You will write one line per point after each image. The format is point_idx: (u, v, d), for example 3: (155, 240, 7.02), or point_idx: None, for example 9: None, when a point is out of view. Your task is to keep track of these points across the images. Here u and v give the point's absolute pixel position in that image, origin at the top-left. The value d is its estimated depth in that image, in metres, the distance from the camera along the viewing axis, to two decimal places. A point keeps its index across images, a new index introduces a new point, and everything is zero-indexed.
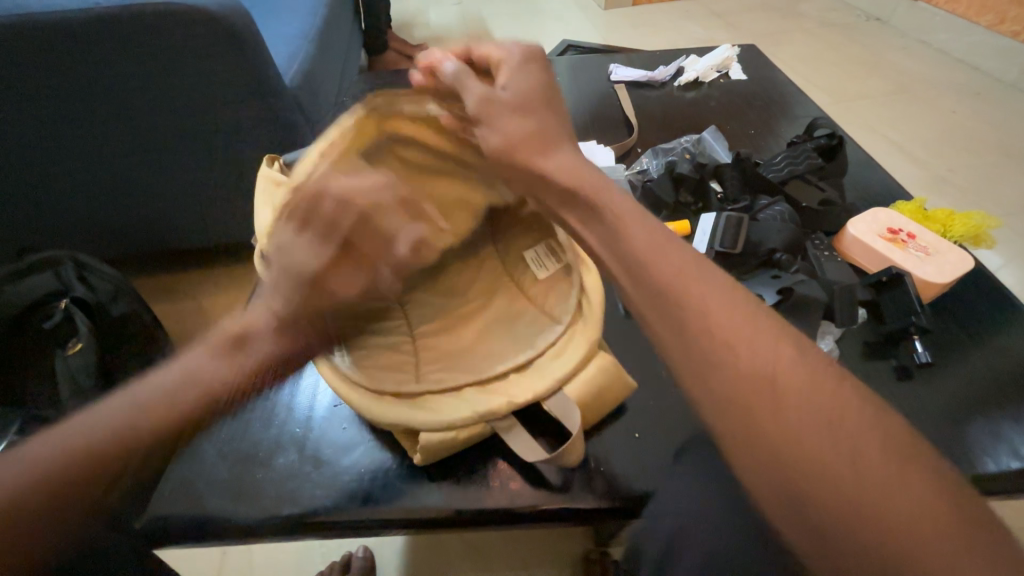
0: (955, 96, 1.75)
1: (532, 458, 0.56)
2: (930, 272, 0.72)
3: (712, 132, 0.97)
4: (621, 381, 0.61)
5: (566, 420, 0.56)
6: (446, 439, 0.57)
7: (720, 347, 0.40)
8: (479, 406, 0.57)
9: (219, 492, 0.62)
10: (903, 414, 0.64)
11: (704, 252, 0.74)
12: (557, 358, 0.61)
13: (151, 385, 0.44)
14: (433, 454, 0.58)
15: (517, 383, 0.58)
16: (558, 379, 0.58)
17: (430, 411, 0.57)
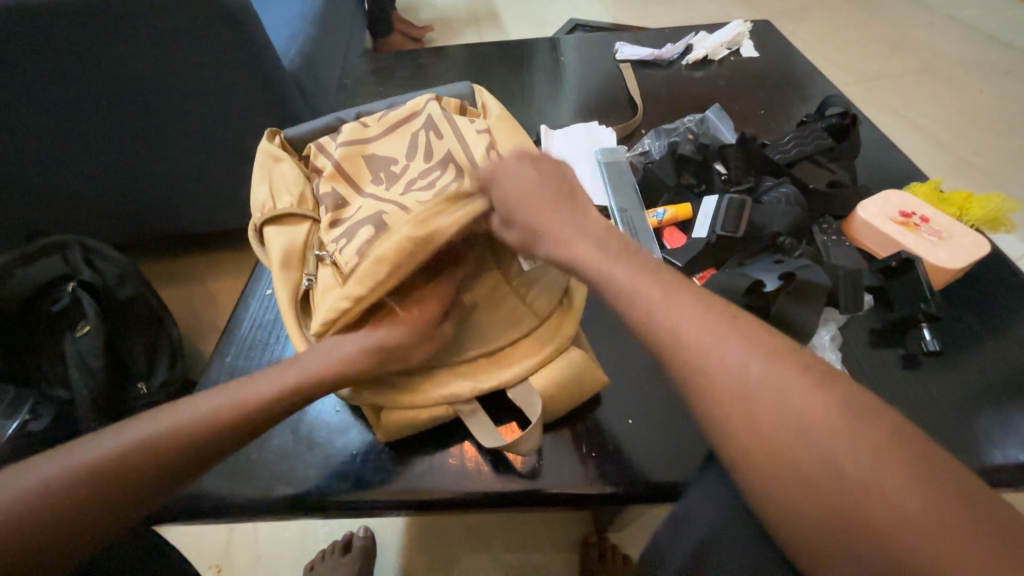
0: (984, 75, 1.67)
1: (488, 445, 0.54)
2: (943, 257, 0.69)
3: (716, 111, 0.94)
4: (593, 371, 0.59)
5: (527, 409, 0.56)
6: (406, 417, 0.57)
7: (707, 348, 0.38)
8: (443, 389, 0.57)
9: (215, 471, 0.62)
10: (908, 404, 0.62)
11: (705, 237, 0.72)
12: (530, 348, 0.59)
13: (204, 404, 0.46)
14: (392, 431, 0.59)
15: (486, 370, 0.58)
16: (527, 368, 0.57)
17: (397, 391, 0.57)
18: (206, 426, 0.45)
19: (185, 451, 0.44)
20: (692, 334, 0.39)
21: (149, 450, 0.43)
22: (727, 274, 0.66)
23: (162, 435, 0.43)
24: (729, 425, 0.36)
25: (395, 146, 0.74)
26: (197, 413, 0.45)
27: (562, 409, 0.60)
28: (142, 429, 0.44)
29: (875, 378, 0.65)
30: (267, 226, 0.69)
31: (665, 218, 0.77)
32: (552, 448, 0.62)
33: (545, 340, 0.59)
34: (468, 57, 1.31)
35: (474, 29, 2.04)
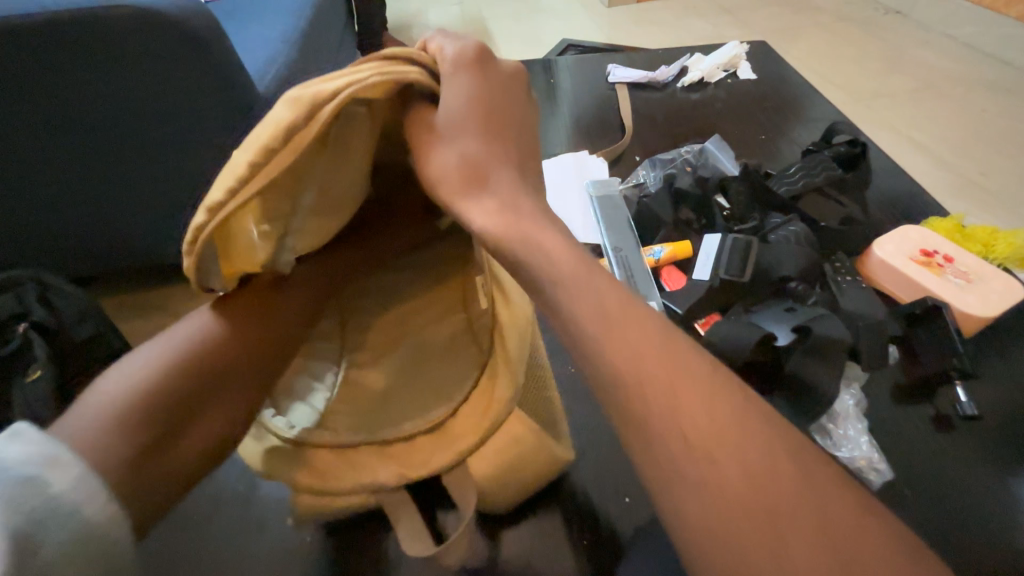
0: (986, 93, 1.63)
1: (408, 550, 0.46)
2: (972, 303, 0.62)
3: (716, 140, 0.88)
4: (546, 450, 0.51)
5: (460, 502, 0.48)
6: (318, 505, 0.49)
7: (694, 454, 0.31)
8: (362, 477, 0.48)
9: (145, 562, 0.54)
10: (947, 473, 0.54)
11: (707, 280, 0.65)
12: (472, 422, 0.51)
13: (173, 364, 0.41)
14: (310, 516, 0.50)
15: (422, 454, 0.50)
16: (466, 449, 0.49)
17: (308, 473, 0.48)
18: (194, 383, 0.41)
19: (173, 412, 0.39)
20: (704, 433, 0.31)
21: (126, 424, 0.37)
22: (734, 324, 0.59)
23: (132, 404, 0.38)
24: (731, 525, 0.29)
25: None
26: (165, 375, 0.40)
27: (511, 498, 0.52)
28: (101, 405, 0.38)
29: (901, 440, 0.57)
30: None
31: (663, 258, 0.71)
32: (517, 521, 0.55)
33: (481, 404, 0.51)
34: None
35: None
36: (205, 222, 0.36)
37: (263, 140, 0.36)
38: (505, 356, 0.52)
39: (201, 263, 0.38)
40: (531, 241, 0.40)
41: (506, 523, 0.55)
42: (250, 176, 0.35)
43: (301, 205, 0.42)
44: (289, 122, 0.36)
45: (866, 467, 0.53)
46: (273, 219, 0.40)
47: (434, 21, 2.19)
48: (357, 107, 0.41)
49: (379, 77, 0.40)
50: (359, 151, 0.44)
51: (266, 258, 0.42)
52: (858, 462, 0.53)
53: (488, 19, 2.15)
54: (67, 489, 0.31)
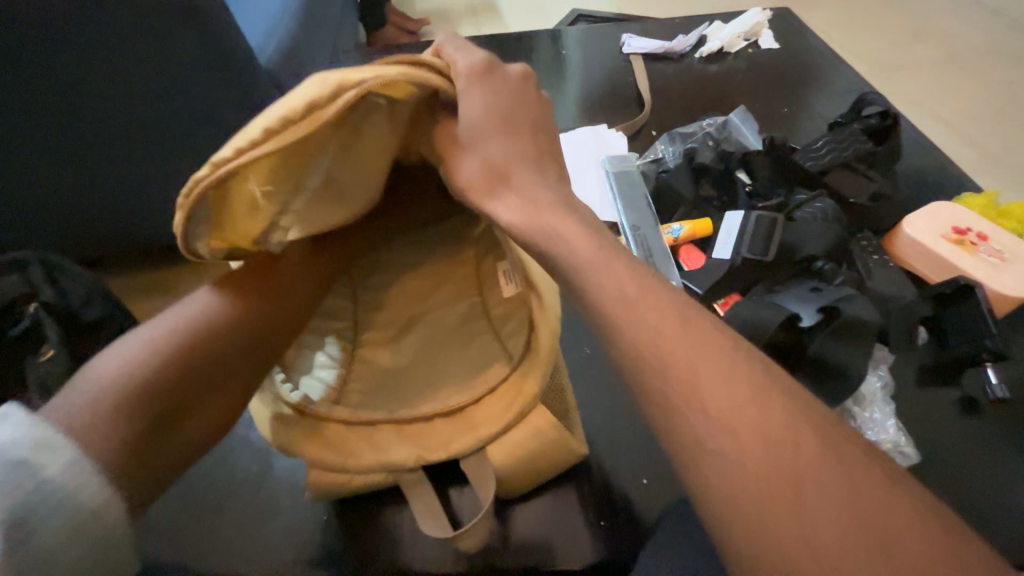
0: (1015, 63, 1.55)
1: (428, 529, 0.46)
2: (1006, 283, 0.59)
3: (739, 112, 0.84)
4: (563, 447, 0.50)
5: (479, 489, 0.48)
6: (339, 483, 0.48)
7: (717, 429, 0.30)
8: (381, 455, 0.49)
9: (163, 540, 0.54)
10: (973, 457, 0.53)
11: (728, 258, 0.63)
12: (494, 411, 0.50)
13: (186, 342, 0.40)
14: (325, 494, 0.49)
15: (437, 435, 0.50)
16: (483, 437, 0.49)
17: (326, 447, 0.48)
18: (207, 365, 0.41)
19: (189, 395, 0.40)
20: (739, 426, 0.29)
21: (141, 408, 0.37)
22: (755, 304, 0.57)
23: (144, 386, 0.38)
24: (760, 510, 0.28)
25: None
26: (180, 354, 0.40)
27: (522, 485, 0.52)
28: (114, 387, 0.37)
29: (927, 423, 0.55)
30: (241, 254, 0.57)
31: (682, 236, 0.68)
32: (528, 501, 0.55)
33: (504, 397, 0.51)
34: None
35: (471, 21, 1.93)
36: (207, 174, 0.34)
37: (282, 112, 0.35)
38: (536, 356, 0.51)
39: (197, 210, 0.36)
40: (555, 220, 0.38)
41: (519, 503, 0.55)
42: (263, 140, 0.34)
43: (308, 183, 0.40)
44: (308, 100, 0.35)
45: (893, 450, 0.52)
46: (278, 182, 0.38)
47: None
48: (379, 101, 0.39)
49: (397, 72, 0.38)
50: (377, 143, 0.42)
51: (258, 232, 0.41)
52: (884, 446, 0.52)
53: None
54: (61, 472, 0.32)
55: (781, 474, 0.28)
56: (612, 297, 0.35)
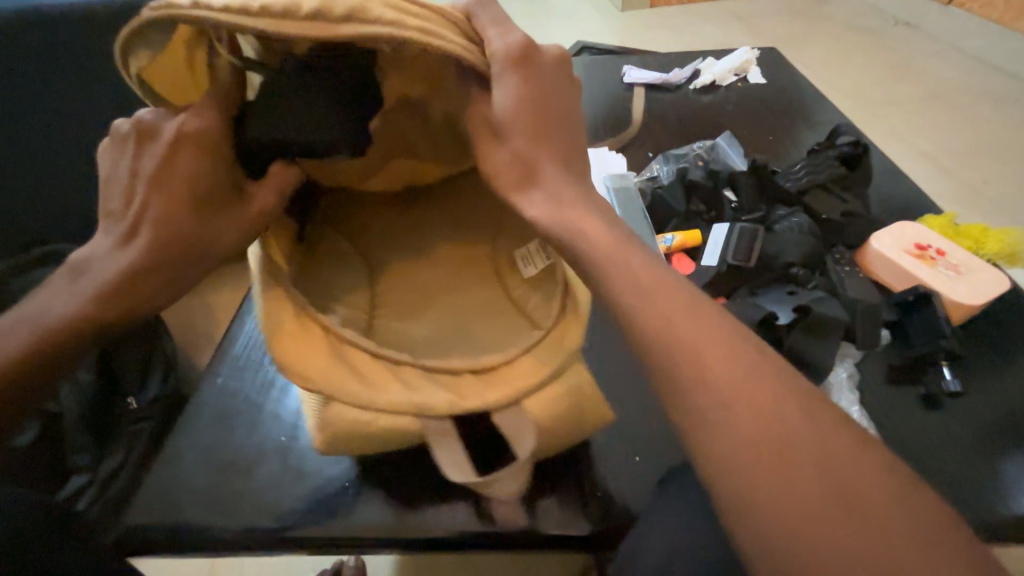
0: (988, 105, 1.67)
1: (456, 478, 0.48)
2: (960, 292, 0.67)
3: (727, 137, 0.93)
4: (575, 433, 0.55)
5: (515, 443, 0.49)
6: (360, 422, 0.50)
7: (703, 394, 0.36)
8: (413, 396, 0.49)
9: (196, 501, 0.60)
10: (929, 444, 0.60)
11: (716, 266, 0.70)
12: (527, 366, 0.51)
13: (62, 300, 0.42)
14: (339, 435, 0.51)
15: (469, 385, 0.51)
16: (520, 389, 0.50)
17: (354, 381, 0.49)
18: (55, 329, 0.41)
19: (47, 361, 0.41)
20: (715, 379, 0.36)
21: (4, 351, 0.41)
22: (738, 305, 0.64)
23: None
24: (750, 469, 0.33)
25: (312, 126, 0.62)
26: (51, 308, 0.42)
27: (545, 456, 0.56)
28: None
29: (890, 413, 0.62)
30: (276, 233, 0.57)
31: (674, 244, 0.76)
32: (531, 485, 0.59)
33: (533, 353, 0.52)
34: None
35: None
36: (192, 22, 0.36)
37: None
38: (574, 316, 0.52)
39: (142, 28, 0.38)
40: (578, 223, 0.44)
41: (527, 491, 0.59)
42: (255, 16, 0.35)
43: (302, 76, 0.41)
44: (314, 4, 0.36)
45: None
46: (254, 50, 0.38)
47: None
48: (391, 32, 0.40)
49: (406, 36, 0.38)
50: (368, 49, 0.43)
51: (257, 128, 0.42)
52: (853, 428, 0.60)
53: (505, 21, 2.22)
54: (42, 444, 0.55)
55: (745, 419, 0.35)
56: (631, 281, 0.41)
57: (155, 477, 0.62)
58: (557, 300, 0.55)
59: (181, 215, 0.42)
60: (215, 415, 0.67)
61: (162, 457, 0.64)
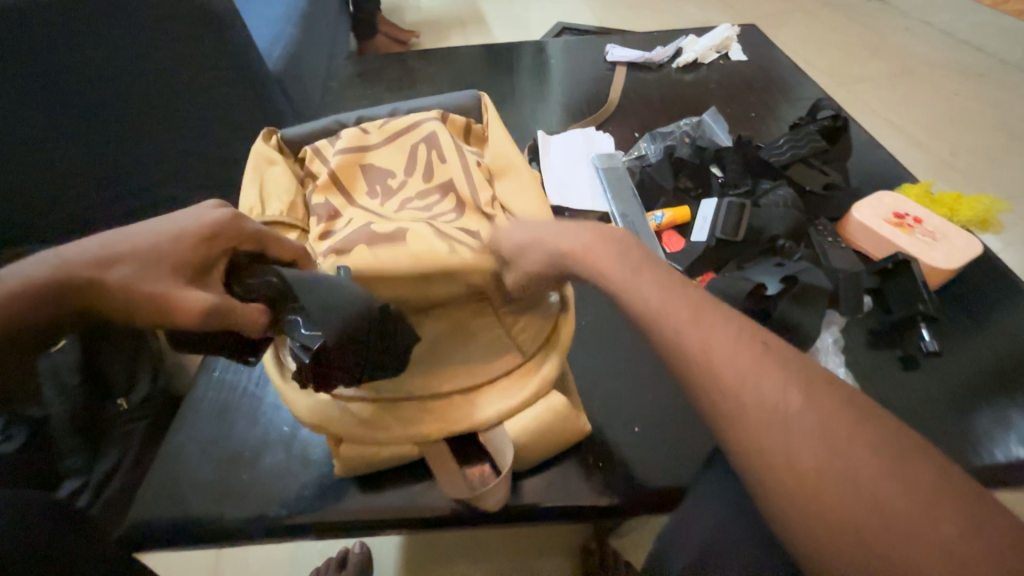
0: (958, 77, 1.71)
1: (452, 493, 0.53)
2: (936, 258, 0.69)
3: (712, 114, 0.94)
4: (573, 415, 0.56)
5: (498, 456, 0.54)
6: (368, 454, 0.56)
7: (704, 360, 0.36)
8: (408, 428, 0.55)
9: (202, 493, 0.60)
10: (910, 402, 0.63)
11: (705, 240, 0.72)
12: (508, 387, 0.56)
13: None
14: (353, 465, 0.57)
15: (457, 411, 0.55)
16: (501, 411, 0.55)
17: (358, 425, 0.55)
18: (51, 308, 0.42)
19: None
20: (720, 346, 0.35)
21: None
22: (728, 278, 0.66)
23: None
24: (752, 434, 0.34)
25: (394, 157, 0.79)
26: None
27: (538, 456, 0.58)
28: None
29: (874, 375, 0.65)
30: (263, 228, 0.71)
31: (664, 222, 0.77)
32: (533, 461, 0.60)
33: (515, 378, 0.57)
34: (458, 62, 1.29)
35: (462, 32, 2.03)
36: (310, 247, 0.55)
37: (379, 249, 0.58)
38: (553, 345, 0.59)
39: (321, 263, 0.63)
40: None
41: (525, 473, 0.60)
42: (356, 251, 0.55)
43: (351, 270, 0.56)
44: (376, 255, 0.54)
45: None
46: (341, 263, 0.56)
47: (428, 4, 2.21)
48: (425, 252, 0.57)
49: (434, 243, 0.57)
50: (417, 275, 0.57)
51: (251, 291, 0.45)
52: None
53: (482, 3, 2.18)
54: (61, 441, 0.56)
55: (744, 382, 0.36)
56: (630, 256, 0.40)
57: (155, 471, 0.62)
58: (542, 334, 0.59)
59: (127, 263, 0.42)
60: (215, 409, 0.67)
61: (162, 453, 0.63)
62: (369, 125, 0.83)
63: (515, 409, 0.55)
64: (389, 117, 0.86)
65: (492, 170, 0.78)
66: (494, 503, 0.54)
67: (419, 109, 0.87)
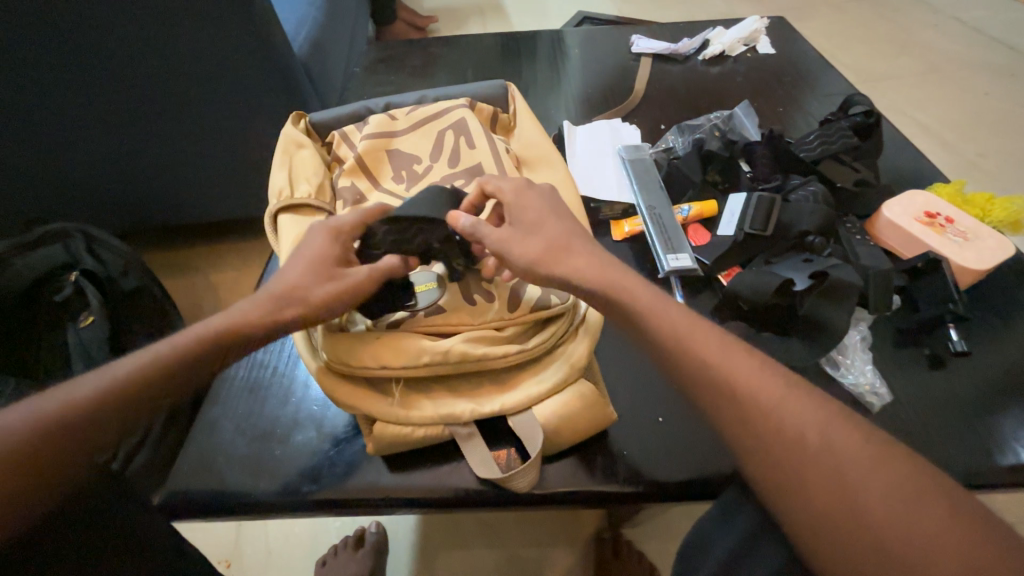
0: (989, 77, 1.67)
1: (482, 473, 0.54)
2: (968, 258, 0.69)
3: (743, 108, 0.94)
4: (601, 406, 0.57)
5: (527, 441, 0.55)
6: (400, 434, 0.56)
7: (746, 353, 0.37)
8: (441, 408, 0.56)
9: (236, 467, 0.62)
10: (937, 402, 0.63)
11: (732, 235, 0.72)
12: (538, 376, 0.57)
13: (75, 387, 0.41)
14: (383, 445, 0.57)
15: (488, 394, 0.57)
16: (531, 397, 0.56)
17: (390, 403, 0.56)
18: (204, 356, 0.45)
19: (74, 439, 0.38)
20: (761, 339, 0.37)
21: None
22: (755, 273, 0.66)
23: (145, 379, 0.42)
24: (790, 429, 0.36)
25: (422, 143, 0.79)
26: (69, 401, 0.40)
27: (562, 444, 0.59)
28: (120, 374, 0.42)
29: (899, 373, 0.65)
30: (282, 212, 0.71)
31: (691, 215, 0.77)
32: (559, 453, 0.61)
33: (548, 369, 0.58)
34: (482, 49, 1.29)
35: (480, 19, 2.01)
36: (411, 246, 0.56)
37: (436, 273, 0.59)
38: (584, 336, 0.59)
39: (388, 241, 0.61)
40: None
41: (549, 458, 0.61)
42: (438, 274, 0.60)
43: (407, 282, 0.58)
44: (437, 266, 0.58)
45: (869, 390, 0.63)
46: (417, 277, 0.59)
47: None
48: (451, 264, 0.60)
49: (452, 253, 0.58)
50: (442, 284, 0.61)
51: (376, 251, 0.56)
52: (862, 388, 0.63)
53: None
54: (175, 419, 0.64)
55: None
56: None
57: (191, 444, 0.64)
58: (568, 326, 0.60)
59: (279, 291, 0.50)
60: (247, 386, 0.69)
61: (198, 426, 0.65)
62: (396, 112, 0.83)
63: (546, 395, 0.56)
64: (416, 104, 0.86)
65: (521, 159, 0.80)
66: (523, 485, 0.55)
67: (446, 97, 0.87)
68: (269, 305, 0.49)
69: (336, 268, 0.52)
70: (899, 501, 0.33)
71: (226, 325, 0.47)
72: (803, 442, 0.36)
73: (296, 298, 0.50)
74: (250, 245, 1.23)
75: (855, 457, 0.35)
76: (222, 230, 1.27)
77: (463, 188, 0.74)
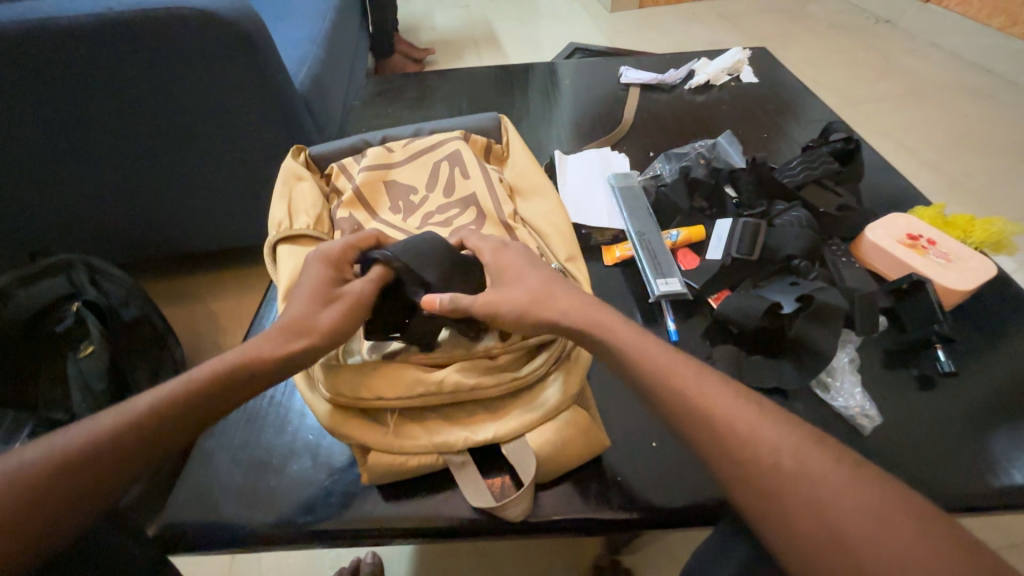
0: (968, 100, 1.72)
1: (476, 503, 0.54)
2: (951, 279, 0.70)
3: (727, 136, 0.97)
4: (594, 431, 0.58)
5: (520, 468, 0.55)
6: (394, 463, 0.57)
7: None
8: (435, 437, 0.57)
9: (232, 498, 0.62)
10: (927, 423, 0.63)
11: (719, 259, 0.75)
12: (529, 403, 0.58)
13: (92, 424, 0.42)
14: (379, 475, 0.58)
15: (481, 421, 0.58)
16: (523, 424, 0.56)
17: (387, 434, 0.57)
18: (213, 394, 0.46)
19: (86, 478, 0.39)
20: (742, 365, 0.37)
21: (8, 491, 0.37)
22: (743, 296, 0.68)
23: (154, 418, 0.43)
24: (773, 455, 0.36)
25: (417, 174, 0.82)
26: (82, 437, 0.41)
27: (557, 471, 0.59)
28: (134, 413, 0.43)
29: (889, 394, 0.66)
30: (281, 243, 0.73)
31: (679, 240, 0.79)
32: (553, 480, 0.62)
33: (540, 396, 0.58)
34: (476, 81, 1.34)
35: (476, 51, 2.09)
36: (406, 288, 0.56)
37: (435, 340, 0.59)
38: (574, 364, 0.60)
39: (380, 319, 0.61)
40: None
41: (544, 485, 0.61)
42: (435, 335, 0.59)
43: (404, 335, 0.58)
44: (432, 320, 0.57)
45: (860, 413, 0.63)
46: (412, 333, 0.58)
47: (442, 23, 2.29)
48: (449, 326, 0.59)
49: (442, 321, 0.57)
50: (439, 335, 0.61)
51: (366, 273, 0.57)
52: (853, 411, 0.63)
53: (496, 23, 2.26)
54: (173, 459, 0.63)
55: None
56: None
57: (189, 477, 0.64)
58: (559, 354, 0.60)
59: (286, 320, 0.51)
60: (244, 416, 0.69)
61: (194, 457, 0.66)
62: (393, 144, 0.86)
63: (537, 422, 0.57)
64: (413, 136, 0.89)
65: (514, 188, 0.82)
66: (516, 514, 0.55)
67: (442, 129, 0.90)
68: (278, 337, 0.50)
69: (335, 290, 0.53)
70: (880, 527, 0.33)
71: (239, 358, 0.48)
72: (787, 466, 0.37)
73: (302, 327, 0.51)
74: (250, 273, 1.25)
75: (837, 485, 0.36)
76: (222, 259, 1.29)
77: (457, 218, 0.76)
